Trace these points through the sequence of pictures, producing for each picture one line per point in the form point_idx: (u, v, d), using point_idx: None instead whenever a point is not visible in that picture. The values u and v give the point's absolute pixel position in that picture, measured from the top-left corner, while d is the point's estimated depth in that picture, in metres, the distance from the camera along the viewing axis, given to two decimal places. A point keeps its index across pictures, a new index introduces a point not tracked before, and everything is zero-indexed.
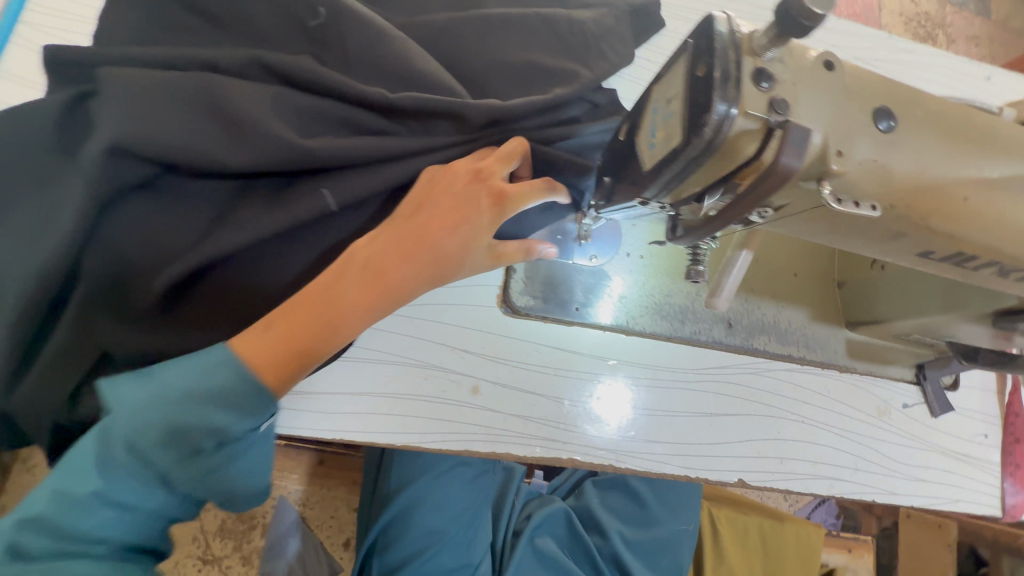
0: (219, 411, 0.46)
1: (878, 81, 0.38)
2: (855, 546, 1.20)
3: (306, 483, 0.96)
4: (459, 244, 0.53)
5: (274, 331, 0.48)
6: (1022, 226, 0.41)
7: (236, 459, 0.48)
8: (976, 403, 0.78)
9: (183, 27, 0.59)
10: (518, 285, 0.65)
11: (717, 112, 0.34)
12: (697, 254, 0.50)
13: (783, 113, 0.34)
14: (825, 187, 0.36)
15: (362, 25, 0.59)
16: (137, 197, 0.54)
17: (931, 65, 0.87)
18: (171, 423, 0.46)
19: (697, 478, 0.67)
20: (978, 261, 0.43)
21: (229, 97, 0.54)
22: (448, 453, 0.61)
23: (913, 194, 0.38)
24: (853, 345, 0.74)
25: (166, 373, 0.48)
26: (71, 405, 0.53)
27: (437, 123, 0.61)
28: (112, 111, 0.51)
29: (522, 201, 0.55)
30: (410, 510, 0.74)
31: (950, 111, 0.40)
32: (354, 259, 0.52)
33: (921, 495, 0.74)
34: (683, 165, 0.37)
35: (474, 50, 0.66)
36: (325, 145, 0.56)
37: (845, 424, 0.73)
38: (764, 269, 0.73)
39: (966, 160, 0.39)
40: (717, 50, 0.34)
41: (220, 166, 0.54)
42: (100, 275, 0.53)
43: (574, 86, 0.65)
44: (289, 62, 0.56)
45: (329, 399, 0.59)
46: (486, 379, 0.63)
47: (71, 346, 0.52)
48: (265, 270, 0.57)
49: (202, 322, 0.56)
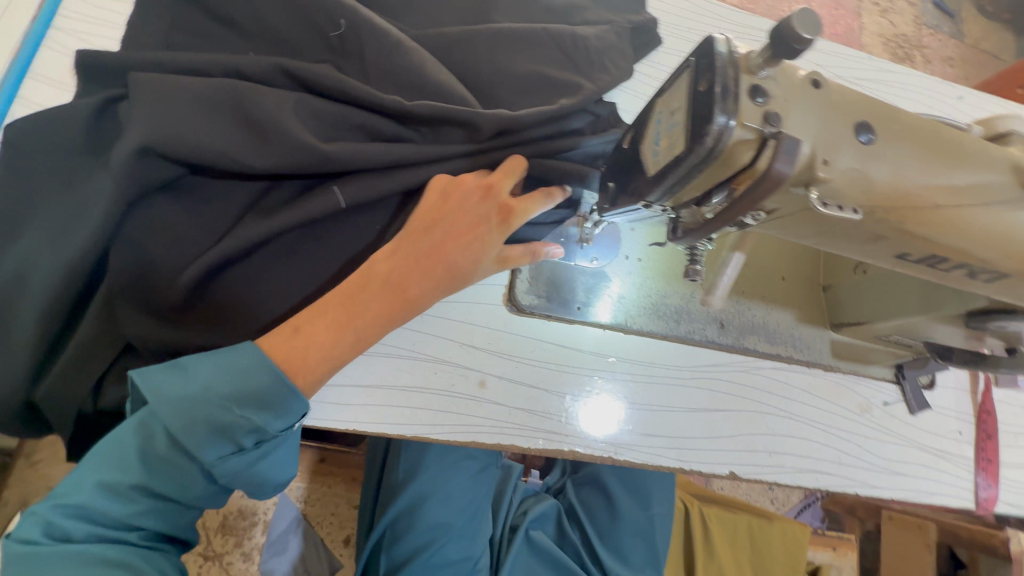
0: (255, 413, 0.50)
1: (859, 98, 0.42)
2: (839, 545, 1.24)
3: (306, 481, 0.97)
4: (470, 260, 0.58)
5: (302, 336, 0.53)
6: (986, 230, 0.45)
7: (266, 455, 0.53)
8: (951, 401, 0.83)
9: (209, 35, 0.62)
10: (523, 285, 0.68)
11: (717, 123, 0.37)
12: (694, 255, 0.53)
13: (775, 125, 0.38)
14: (813, 193, 0.40)
15: (380, 36, 0.63)
16: (162, 197, 0.57)
17: (909, 84, 0.93)
18: (207, 424, 0.49)
19: (691, 470, 0.70)
20: (949, 262, 0.48)
21: (253, 102, 0.57)
22: (456, 444, 0.63)
23: (891, 200, 0.42)
24: (836, 345, 0.79)
25: (201, 376, 0.50)
26: (94, 397, 0.55)
27: (450, 130, 0.64)
28: (141, 114, 0.54)
29: (527, 213, 0.60)
30: (418, 503, 0.76)
31: (924, 126, 0.44)
32: (375, 272, 0.56)
33: (900, 488, 0.78)
34: (685, 170, 0.41)
35: (484, 62, 0.70)
36: (343, 149, 0.59)
37: (830, 421, 0.77)
38: (754, 273, 0.77)
39: (937, 169, 0.43)
40: (717, 68, 0.38)
41: (242, 167, 0.56)
42: (126, 272, 0.55)
43: (578, 98, 0.69)
44: (311, 70, 0.59)
45: (341, 391, 0.62)
46: (492, 373, 0.66)
47: (96, 338, 0.54)
48: (282, 268, 0.60)
49: (221, 318, 0.58)
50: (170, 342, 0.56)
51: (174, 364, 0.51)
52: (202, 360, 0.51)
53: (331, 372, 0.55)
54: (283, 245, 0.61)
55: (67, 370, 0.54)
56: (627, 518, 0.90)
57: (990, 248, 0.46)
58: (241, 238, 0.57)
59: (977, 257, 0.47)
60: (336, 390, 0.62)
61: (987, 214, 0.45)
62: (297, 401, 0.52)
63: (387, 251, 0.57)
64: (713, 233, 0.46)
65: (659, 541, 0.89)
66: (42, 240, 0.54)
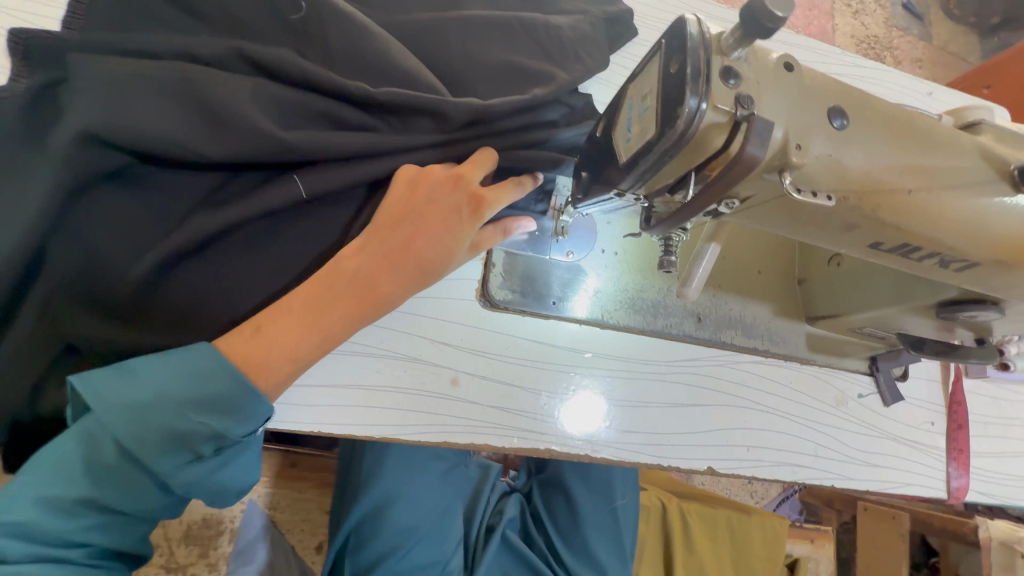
0: (213, 419, 0.47)
1: (832, 83, 0.41)
2: (817, 537, 1.25)
3: (275, 486, 0.93)
4: (443, 254, 0.55)
5: (264, 334, 0.50)
6: (955, 218, 0.45)
7: (227, 461, 0.50)
8: (923, 392, 0.84)
9: (161, 18, 0.59)
10: (496, 279, 0.67)
11: (688, 106, 0.36)
12: (669, 245, 0.51)
13: (748, 108, 0.37)
14: (786, 179, 0.39)
15: (344, 21, 0.60)
16: (107, 187, 0.53)
17: (880, 79, 0.94)
18: (162, 431, 0.46)
19: (669, 466, 0.69)
20: (921, 251, 0.48)
21: (206, 87, 0.53)
22: (427, 445, 0.61)
23: (864, 187, 0.42)
24: (812, 338, 0.79)
25: (154, 381, 0.47)
26: (33, 400, 0.51)
27: (418, 120, 0.62)
28: (85, 99, 0.51)
29: (498, 203, 0.57)
30: (383, 507, 0.73)
31: (896, 113, 0.44)
32: (343, 269, 0.53)
33: (875, 479, 0.78)
34: (656, 156, 0.40)
35: (454, 50, 0.68)
36: (304, 138, 0.56)
37: (806, 414, 0.77)
38: (730, 266, 0.77)
39: (909, 156, 0.43)
40: (688, 49, 0.37)
41: (195, 156, 0.53)
42: (69, 267, 0.52)
43: (551, 88, 0.67)
44: (270, 54, 0.56)
45: (305, 392, 0.59)
46: (465, 371, 0.64)
47: (35, 337, 0.51)
48: (240, 262, 0.57)
49: (174, 316, 0.55)
50: (119, 342, 0.52)
51: (122, 368, 0.47)
52: (153, 363, 0.48)
53: (296, 373, 0.51)
54: (243, 239, 0.58)
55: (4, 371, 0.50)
56: (592, 515, 0.88)
57: (961, 237, 0.46)
58: (196, 231, 0.54)
59: (948, 245, 0.47)
60: (300, 391, 0.59)
61: (957, 203, 0.45)
62: (260, 404, 0.49)
63: (355, 247, 0.54)
64: (688, 220, 0.44)
65: (625, 535, 0.88)
66: None
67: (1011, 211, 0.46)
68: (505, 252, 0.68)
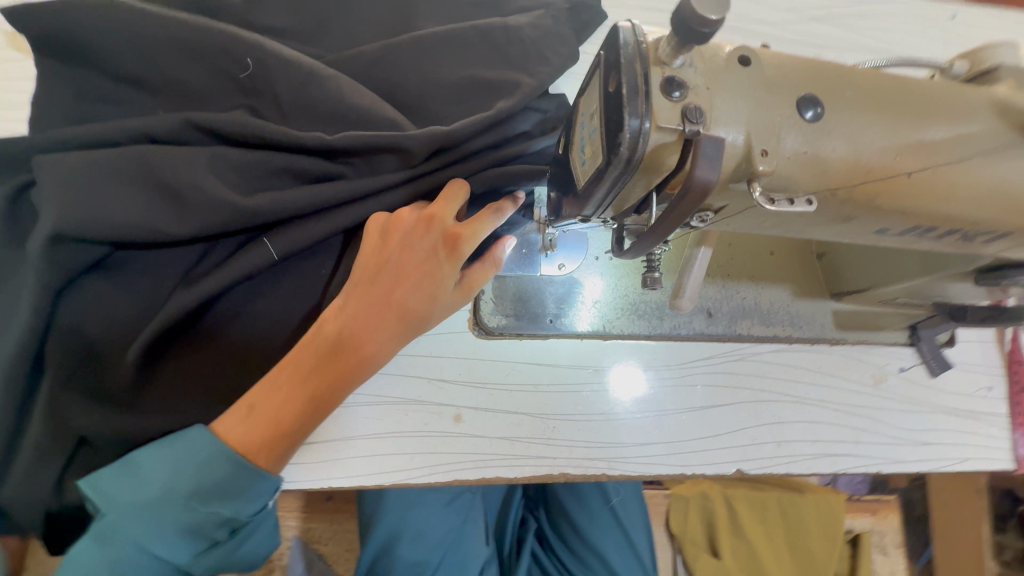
0: (220, 508, 0.47)
1: (802, 66, 0.36)
2: (877, 507, 1.22)
3: (316, 520, 0.97)
4: (425, 298, 0.53)
5: (257, 415, 0.49)
6: (977, 189, 0.39)
7: (244, 537, 0.50)
8: (975, 355, 0.77)
9: (119, 101, 0.59)
10: (488, 306, 0.65)
11: (628, 129, 0.32)
12: (651, 261, 0.48)
13: (697, 122, 0.32)
14: (756, 188, 0.34)
15: (291, 70, 0.59)
16: (95, 277, 0.54)
17: (890, 13, 0.84)
18: (174, 526, 0.47)
19: (694, 474, 0.66)
20: (937, 230, 0.42)
21: (165, 169, 0.53)
22: (438, 485, 0.60)
23: (854, 179, 0.36)
24: (840, 316, 0.73)
25: (158, 477, 0.47)
26: (58, 492, 0.52)
27: (383, 159, 0.60)
28: (51, 195, 0.51)
29: (477, 236, 0.54)
30: (390, 545, 0.75)
31: (886, 82, 0.38)
32: (325, 335, 0.51)
33: (926, 459, 0.72)
34: (611, 181, 0.36)
35: (412, 77, 0.65)
36: (268, 200, 0.55)
37: (840, 398, 0.72)
38: (739, 252, 0.72)
39: (907, 129, 0.37)
40: (622, 65, 0.33)
41: (166, 237, 0.53)
42: (69, 362, 0.52)
43: (517, 96, 0.64)
44: (222, 121, 0.55)
45: (311, 450, 0.58)
46: (467, 406, 0.62)
47: (45, 437, 0.51)
48: (232, 328, 0.57)
49: (174, 394, 0.54)
50: (124, 429, 0.52)
51: (128, 461, 0.48)
52: (156, 456, 0.48)
53: (294, 447, 0.50)
54: (228, 306, 0.58)
55: (29, 470, 0.51)
56: (591, 521, 0.85)
57: (987, 207, 0.40)
58: (180, 307, 0.53)
59: (971, 219, 0.41)
60: (305, 449, 0.58)
61: (976, 171, 0.39)
62: (266, 480, 0.48)
63: (336, 308, 0.52)
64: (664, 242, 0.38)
65: (631, 530, 0.86)
66: None
67: None
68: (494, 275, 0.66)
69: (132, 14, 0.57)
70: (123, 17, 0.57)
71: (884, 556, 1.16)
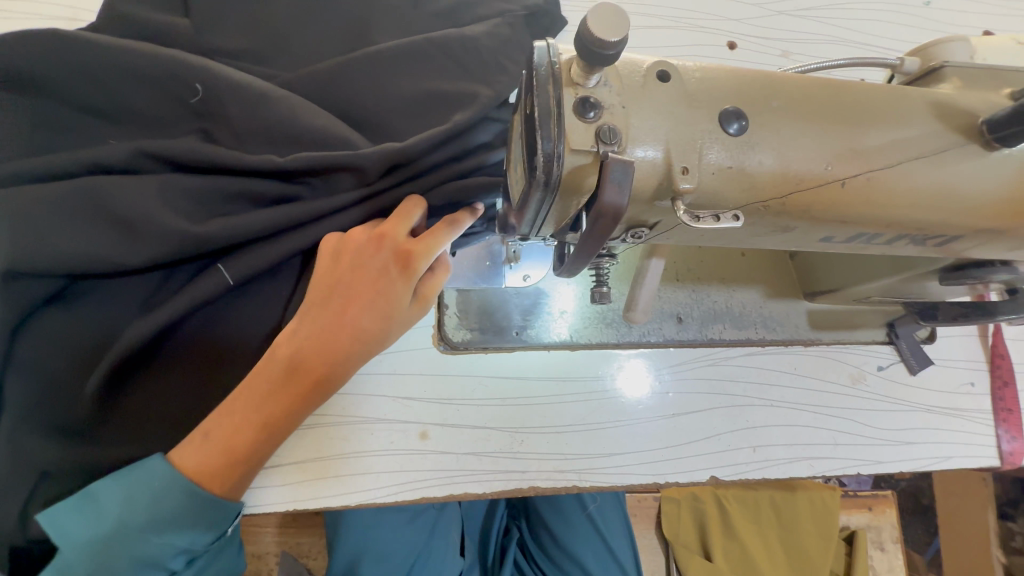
0: (177, 538, 0.49)
1: (727, 79, 0.36)
2: (876, 504, 1.17)
3: (304, 534, 0.97)
4: (378, 318, 0.53)
5: (211, 442, 0.49)
6: (920, 194, 0.38)
7: (205, 564, 0.53)
8: (957, 351, 0.75)
9: (73, 130, 0.59)
10: (453, 321, 0.65)
11: (542, 153, 0.32)
12: (600, 276, 0.49)
13: (611, 142, 0.32)
14: (680, 206, 0.34)
15: (242, 93, 0.59)
16: (52, 311, 0.55)
17: (864, 3, 0.82)
18: (130, 559, 0.48)
19: (668, 483, 0.65)
20: (884, 236, 0.41)
21: (116, 200, 0.53)
22: (405, 504, 0.60)
23: (784, 190, 0.36)
24: (814, 315, 0.72)
25: (113, 511, 0.48)
26: (22, 527, 0.52)
27: (338, 178, 0.60)
28: (4, 233, 0.52)
29: (430, 251, 0.54)
30: (354, 565, 0.75)
31: (819, 89, 0.37)
32: (279, 358, 0.51)
33: (909, 459, 0.71)
34: (536, 205, 0.36)
35: (367, 91, 0.64)
36: (221, 226, 0.55)
37: (818, 400, 0.70)
38: (709, 256, 0.71)
39: (839, 137, 0.36)
40: (535, 87, 0.33)
41: (121, 267, 0.54)
42: (29, 395, 0.53)
43: (473, 109, 0.62)
44: (173, 148, 0.55)
45: (275, 473, 0.58)
46: (433, 423, 0.62)
47: (6, 471, 0.51)
48: (194, 354, 0.57)
49: (134, 424, 0.55)
50: (87, 460, 0.53)
51: (83, 495, 0.49)
52: (110, 490, 0.49)
53: (251, 471, 0.52)
54: (188, 332, 0.58)
55: None
56: (571, 531, 0.85)
57: (931, 212, 0.39)
58: (136, 336, 0.54)
59: (917, 224, 0.39)
60: (270, 472, 0.58)
61: (919, 175, 0.38)
62: (225, 507, 0.51)
63: (289, 331, 0.52)
64: (601, 248, 0.35)
65: (609, 539, 0.85)
66: None
67: (988, 171, 0.38)
68: (458, 290, 0.65)
69: (81, 43, 0.57)
70: (72, 46, 0.57)
71: (882, 552, 1.15)
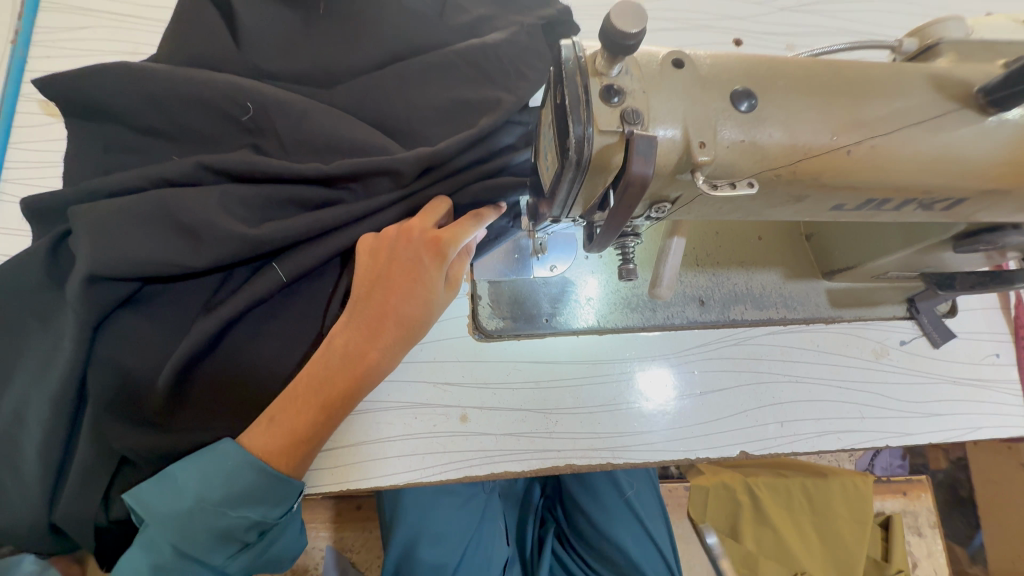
0: (250, 510, 0.55)
1: (735, 65, 0.40)
2: (910, 488, 1.17)
3: (346, 529, 1.01)
4: (418, 305, 0.57)
5: (276, 426, 0.55)
6: (924, 160, 0.41)
7: (275, 538, 0.59)
8: (980, 323, 0.76)
9: (139, 150, 0.66)
10: (485, 310, 0.69)
11: (574, 134, 0.36)
12: (626, 253, 0.51)
13: (635, 123, 0.36)
14: (700, 176, 0.38)
15: (288, 108, 0.64)
16: (127, 312, 0.60)
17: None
18: (212, 530, 0.54)
19: (699, 459, 0.68)
20: (891, 201, 0.44)
21: (180, 208, 0.59)
22: (450, 482, 0.64)
23: (793, 162, 0.39)
24: (834, 294, 0.74)
25: (192, 488, 0.54)
26: (105, 507, 0.57)
27: (376, 181, 0.65)
28: (85, 243, 0.57)
29: (456, 240, 0.58)
30: (411, 548, 0.78)
31: (820, 69, 0.41)
32: (333, 349, 0.56)
33: (938, 430, 0.72)
34: (568, 183, 0.40)
35: (399, 102, 0.69)
36: (273, 228, 0.61)
37: (842, 375, 0.72)
38: (727, 240, 0.74)
39: (842, 112, 0.40)
40: (565, 78, 0.37)
41: (185, 269, 0.59)
42: (109, 389, 0.58)
43: (497, 113, 0.67)
44: (229, 161, 0.61)
45: (330, 455, 0.63)
46: (472, 406, 0.66)
47: (91, 457, 0.57)
48: (252, 348, 0.62)
49: (200, 415, 0.60)
50: (157, 447, 0.58)
51: (163, 477, 0.55)
52: (189, 470, 0.55)
53: (311, 452, 0.57)
54: (247, 327, 0.63)
55: (76, 491, 0.56)
56: (609, 518, 0.87)
57: (935, 175, 0.42)
58: (201, 333, 0.59)
59: (923, 188, 0.42)
60: (324, 455, 0.63)
61: (921, 142, 0.41)
62: (289, 484, 0.56)
63: (340, 323, 0.58)
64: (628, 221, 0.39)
65: (645, 523, 0.88)
66: (31, 383, 0.58)
67: (987, 136, 0.41)
68: (489, 281, 0.70)
69: (144, 71, 0.63)
70: (138, 75, 0.63)
71: (920, 537, 1.14)
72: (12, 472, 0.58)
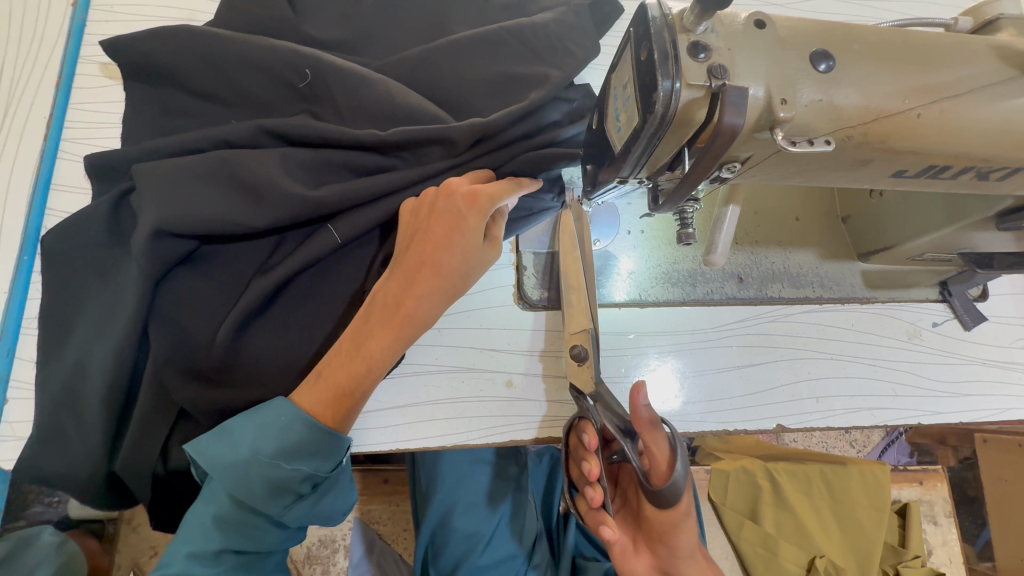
0: (304, 464, 0.56)
1: (809, 28, 0.41)
2: (926, 478, 1.19)
3: (374, 502, 1.02)
4: (459, 261, 0.56)
5: (323, 381, 0.57)
6: (986, 127, 0.42)
7: (328, 491, 0.60)
8: (1010, 308, 0.78)
9: (197, 113, 0.67)
10: (530, 281, 0.71)
11: (662, 89, 0.38)
12: (684, 218, 0.51)
13: (722, 77, 0.38)
14: (779, 134, 0.39)
15: (345, 76, 0.65)
16: (184, 271, 0.62)
17: None
18: (268, 479, 0.55)
19: (735, 431, 0.70)
20: (951, 169, 0.45)
21: (242, 168, 0.60)
22: (496, 445, 0.66)
23: (866, 123, 0.41)
24: (869, 275, 0.76)
25: (249, 440, 0.55)
26: (163, 457, 0.60)
27: (429, 150, 0.66)
28: (151, 199, 0.59)
29: (496, 196, 0.57)
30: (447, 517, 0.81)
31: (891, 37, 0.43)
32: (375, 303, 0.58)
33: (968, 409, 0.73)
34: (647, 141, 0.41)
35: (450, 74, 0.70)
36: (331, 192, 0.62)
37: (875, 353, 0.74)
38: (764, 219, 0.76)
39: (912, 78, 0.41)
40: (652, 34, 0.39)
41: (244, 228, 0.60)
42: (167, 343, 0.59)
43: (546, 87, 0.68)
44: (289, 124, 0.62)
45: (379, 415, 0.65)
46: (517, 372, 0.68)
47: (152, 408, 0.59)
48: (304, 310, 0.63)
49: (253, 374, 0.61)
50: (216, 402, 0.59)
51: (222, 430, 0.56)
52: (247, 422, 0.56)
53: (355, 408, 0.58)
54: (300, 289, 0.64)
55: (135, 441, 0.58)
56: None
57: (997, 144, 0.43)
58: (258, 291, 0.60)
59: (984, 157, 0.44)
60: (376, 416, 0.65)
61: (984, 109, 0.42)
62: (336, 440, 0.57)
63: (383, 278, 0.59)
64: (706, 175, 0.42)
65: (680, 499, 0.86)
66: (92, 334, 0.60)
67: None
68: (533, 252, 0.72)
69: (207, 35, 0.65)
70: (200, 41, 0.65)
71: (935, 526, 1.16)
72: (72, 420, 0.59)
